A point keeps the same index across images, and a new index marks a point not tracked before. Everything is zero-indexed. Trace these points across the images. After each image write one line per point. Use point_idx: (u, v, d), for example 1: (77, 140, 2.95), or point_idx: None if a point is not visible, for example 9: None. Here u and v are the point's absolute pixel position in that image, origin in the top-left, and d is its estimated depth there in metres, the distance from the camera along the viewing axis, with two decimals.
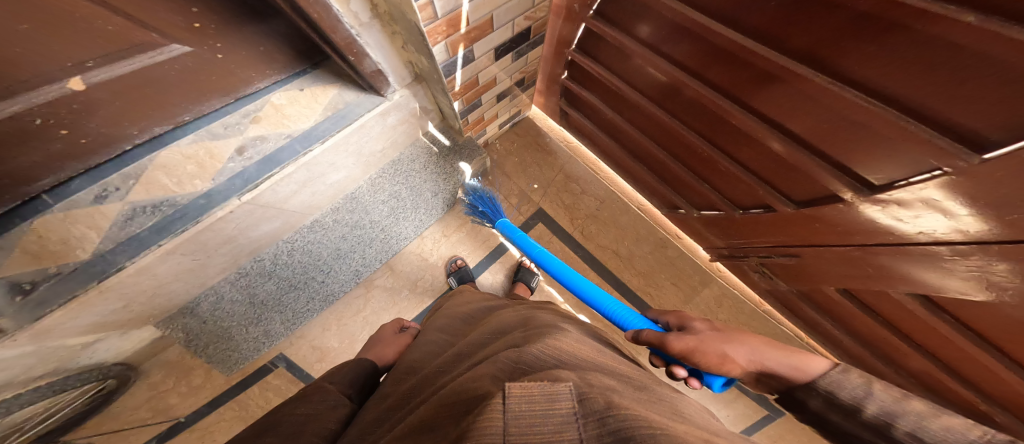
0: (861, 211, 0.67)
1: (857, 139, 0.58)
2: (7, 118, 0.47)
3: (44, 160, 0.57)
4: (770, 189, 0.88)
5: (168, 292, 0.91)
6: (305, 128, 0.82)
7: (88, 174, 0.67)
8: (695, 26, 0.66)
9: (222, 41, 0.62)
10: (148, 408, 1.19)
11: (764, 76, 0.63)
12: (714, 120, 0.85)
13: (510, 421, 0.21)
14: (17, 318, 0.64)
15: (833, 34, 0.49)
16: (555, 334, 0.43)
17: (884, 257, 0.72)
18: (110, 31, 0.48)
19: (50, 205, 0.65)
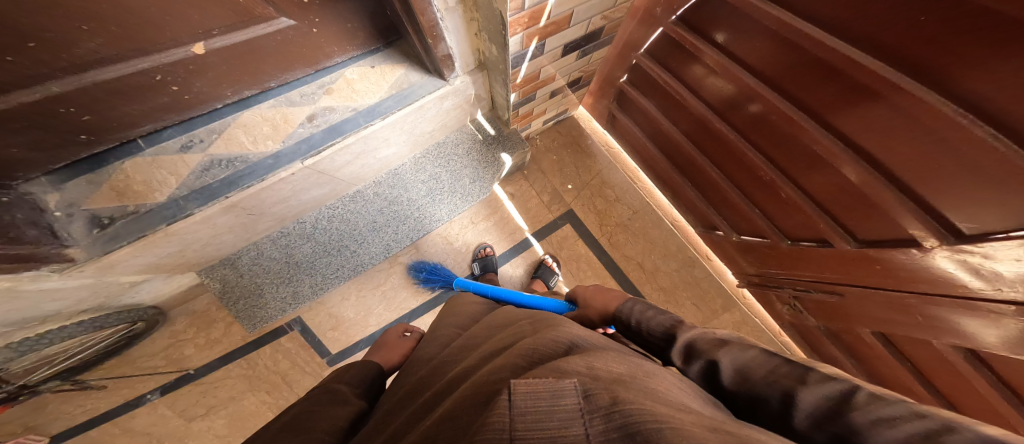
0: (933, 259, 0.68)
1: (941, 168, 0.58)
2: (137, 73, 0.53)
3: (148, 110, 0.61)
4: (833, 223, 0.88)
5: (219, 243, 0.96)
6: (370, 103, 0.84)
7: (181, 125, 0.74)
8: (786, 29, 0.67)
9: (320, 17, 0.66)
10: (162, 356, 1.29)
11: (859, 89, 0.63)
12: (782, 137, 0.85)
13: (516, 420, 0.19)
14: (90, 250, 0.70)
15: (948, 39, 0.47)
16: (560, 323, 0.46)
17: (943, 308, 0.73)
18: (240, 5, 0.54)
19: (142, 148, 0.72)
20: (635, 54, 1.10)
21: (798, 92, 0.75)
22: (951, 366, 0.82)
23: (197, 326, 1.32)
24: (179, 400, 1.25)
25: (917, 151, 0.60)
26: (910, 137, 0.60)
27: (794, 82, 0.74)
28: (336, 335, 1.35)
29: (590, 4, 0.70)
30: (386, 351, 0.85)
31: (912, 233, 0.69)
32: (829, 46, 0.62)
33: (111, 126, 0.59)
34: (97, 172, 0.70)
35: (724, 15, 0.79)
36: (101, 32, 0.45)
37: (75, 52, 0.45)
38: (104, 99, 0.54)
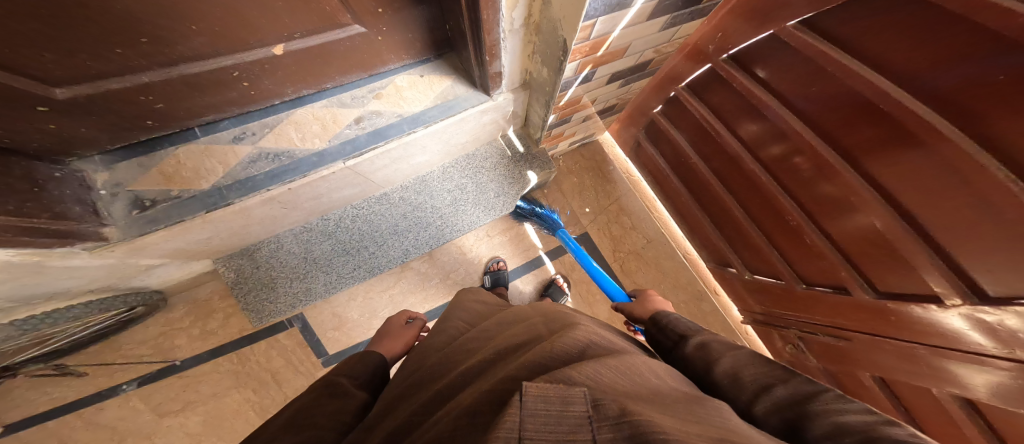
0: (941, 317, 0.73)
1: (976, 216, 0.62)
2: (214, 69, 0.59)
3: (217, 102, 0.68)
4: (855, 272, 0.91)
5: (247, 233, 0.96)
6: (415, 111, 0.86)
7: (236, 118, 0.77)
8: (841, 71, 0.72)
9: (388, 28, 0.71)
10: (151, 345, 1.24)
11: (901, 135, 0.67)
12: (812, 179, 0.90)
13: (525, 422, 0.19)
14: (127, 231, 0.69)
15: (998, 95, 0.53)
16: (576, 324, 0.47)
17: (949, 361, 0.75)
18: (326, 11, 0.58)
19: (197, 136, 0.75)
20: (674, 87, 1.18)
21: (835, 131, 0.80)
22: (948, 416, 0.84)
23: (196, 314, 1.30)
24: (154, 394, 1.20)
25: (953, 202, 0.65)
26: (946, 185, 0.64)
27: (838, 123, 0.78)
28: (337, 335, 1.33)
29: (648, 38, 0.80)
30: (389, 340, 0.86)
31: (936, 290, 0.73)
32: (881, 88, 0.66)
33: (179, 115, 0.66)
34: (151, 156, 0.72)
35: (776, 53, 0.85)
36: (206, 32, 0.51)
37: (174, 49, 0.52)
38: (180, 93, 0.60)
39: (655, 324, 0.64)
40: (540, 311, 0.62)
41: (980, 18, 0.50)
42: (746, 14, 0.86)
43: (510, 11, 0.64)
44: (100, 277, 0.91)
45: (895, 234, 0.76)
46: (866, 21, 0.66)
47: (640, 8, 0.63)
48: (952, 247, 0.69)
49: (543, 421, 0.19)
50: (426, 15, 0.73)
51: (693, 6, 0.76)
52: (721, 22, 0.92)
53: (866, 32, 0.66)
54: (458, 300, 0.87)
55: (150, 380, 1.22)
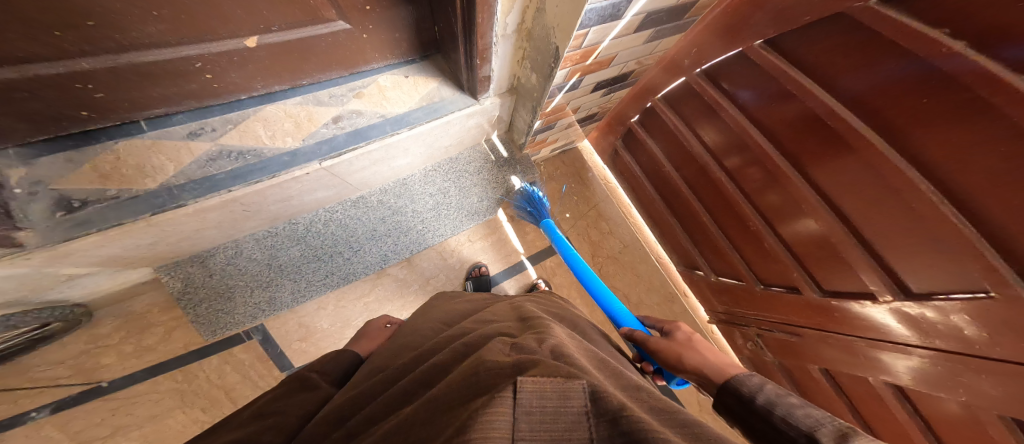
0: (869, 311, 0.84)
1: (900, 227, 0.70)
2: (178, 58, 0.54)
3: (172, 94, 0.61)
4: (805, 273, 0.98)
5: (199, 238, 0.85)
6: (399, 113, 0.82)
7: (192, 112, 0.69)
8: (797, 88, 0.79)
9: (374, 26, 0.68)
10: (69, 366, 1.07)
11: (835, 142, 0.75)
12: (764, 188, 0.98)
13: (520, 414, 0.24)
14: (46, 236, 0.58)
15: (926, 117, 0.60)
16: (542, 328, 0.46)
17: (879, 350, 0.85)
18: (309, 5, 0.57)
19: (143, 131, 0.65)
20: (651, 98, 1.24)
21: (788, 144, 0.87)
22: (881, 403, 0.92)
23: (129, 329, 1.14)
24: (73, 421, 1.03)
25: (880, 205, 0.72)
26: (882, 197, 0.71)
27: (794, 140, 0.85)
28: (304, 346, 1.22)
29: (632, 50, 0.82)
30: (365, 342, 0.80)
31: (871, 287, 0.82)
32: (833, 107, 0.73)
33: (122, 106, 0.58)
34: (80, 151, 0.61)
35: (741, 70, 0.92)
36: (168, 20, 0.48)
37: (128, 34, 0.47)
38: (128, 81, 0.54)
39: (737, 394, 0.42)
40: (517, 312, 0.60)
41: (914, 48, 0.58)
42: (717, 31, 0.91)
43: (504, 17, 0.64)
44: (10, 289, 0.77)
45: (837, 235, 0.83)
46: (823, 44, 0.73)
47: (628, 22, 0.65)
48: (886, 252, 0.76)
49: (536, 410, 0.24)
50: (412, 14, 0.70)
51: (676, 21, 0.79)
52: (696, 39, 0.97)
53: (824, 53, 0.73)
54: (431, 306, 0.83)
55: (66, 406, 1.04)
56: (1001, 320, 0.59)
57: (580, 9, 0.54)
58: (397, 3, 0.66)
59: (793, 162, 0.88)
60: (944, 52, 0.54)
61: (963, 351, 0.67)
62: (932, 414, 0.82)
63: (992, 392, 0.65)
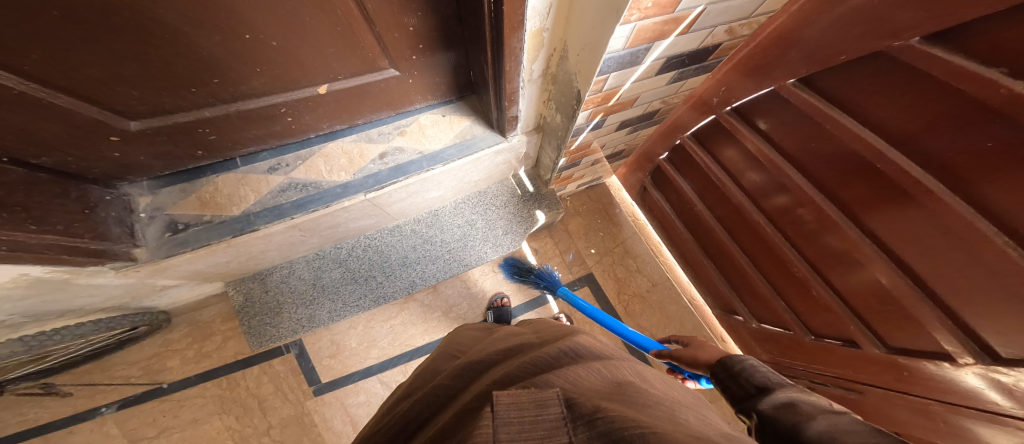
0: (960, 376, 0.72)
1: (970, 271, 0.65)
2: (271, 104, 0.69)
3: (262, 135, 0.77)
4: (862, 325, 0.91)
5: (262, 259, 0.99)
6: (434, 149, 0.93)
7: (273, 151, 0.84)
8: (837, 127, 0.78)
9: (418, 74, 0.80)
10: (141, 366, 1.24)
11: (891, 188, 0.72)
12: (810, 230, 0.94)
13: (499, 431, 0.22)
14: (156, 252, 0.73)
15: (975, 152, 0.58)
16: (575, 333, 0.53)
17: (965, 418, 0.74)
18: (367, 57, 0.68)
19: (238, 166, 0.82)
20: (680, 135, 1.25)
21: (834, 188, 0.84)
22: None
23: (194, 336, 1.30)
24: (130, 419, 1.17)
25: (946, 254, 0.68)
26: (933, 237, 0.69)
27: (832, 176, 0.84)
28: (333, 363, 1.31)
29: (656, 91, 0.88)
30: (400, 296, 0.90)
31: (946, 347, 0.74)
32: (868, 140, 0.73)
33: (225, 146, 0.76)
34: (193, 182, 0.79)
35: (772, 104, 0.92)
36: (266, 74, 0.62)
37: (238, 87, 0.62)
38: (233, 124, 0.70)
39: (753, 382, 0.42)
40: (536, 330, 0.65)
41: (971, 89, 0.55)
42: (747, 71, 0.91)
43: (531, 63, 0.73)
44: (116, 296, 0.93)
45: (900, 289, 0.78)
46: (858, 81, 0.72)
47: (648, 66, 0.71)
48: (952, 301, 0.71)
49: (514, 421, 0.23)
50: (451, 61, 0.81)
51: (699, 63, 0.83)
52: (724, 78, 0.97)
53: (857, 88, 0.73)
54: (457, 333, 0.85)
55: (133, 402, 1.19)
56: None
57: (598, 58, 0.61)
58: (438, 50, 0.76)
59: (844, 209, 0.85)
60: (1004, 92, 0.51)
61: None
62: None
63: None
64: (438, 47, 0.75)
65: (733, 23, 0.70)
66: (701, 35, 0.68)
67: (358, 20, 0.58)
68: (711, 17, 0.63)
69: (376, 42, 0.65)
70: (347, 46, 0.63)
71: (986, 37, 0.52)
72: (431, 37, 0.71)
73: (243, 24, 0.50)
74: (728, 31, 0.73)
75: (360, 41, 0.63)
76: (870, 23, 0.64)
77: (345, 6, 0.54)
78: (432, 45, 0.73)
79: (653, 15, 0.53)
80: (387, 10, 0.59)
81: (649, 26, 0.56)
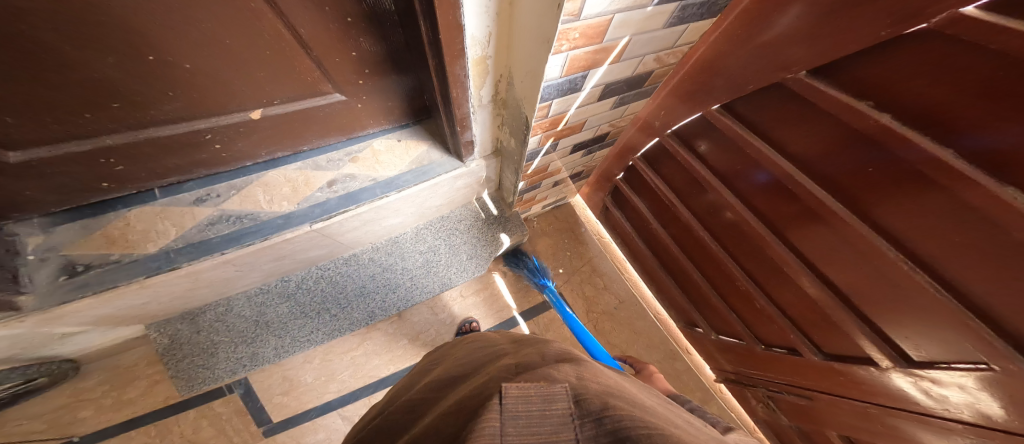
0: (890, 378, 0.77)
1: (880, 287, 0.71)
2: (190, 130, 0.62)
3: (183, 163, 0.70)
4: (802, 336, 0.96)
5: (193, 297, 0.88)
6: (389, 176, 0.89)
7: (202, 180, 0.76)
8: (756, 153, 0.81)
9: (368, 97, 0.77)
10: (45, 420, 1.04)
11: (806, 210, 0.78)
12: (747, 247, 1.00)
13: (506, 421, 0.27)
14: (45, 300, 0.62)
15: (865, 183, 0.64)
16: (543, 342, 0.55)
17: (901, 419, 0.79)
18: (306, 80, 0.64)
19: (156, 198, 0.73)
20: (631, 157, 1.25)
21: (763, 206, 0.89)
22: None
23: (112, 384, 1.11)
24: None
25: (857, 270, 0.73)
26: (843, 252, 0.74)
27: (759, 197, 0.89)
28: (285, 400, 1.18)
29: (601, 116, 0.91)
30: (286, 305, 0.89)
31: (869, 353, 0.79)
32: (779, 165, 0.77)
33: (139, 176, 0.68)
34: (97, 218, 0.69)
35: (709, 131, 0.92)
36: (182, 98, 0.56)
37: (146, 112, 0.56)
38: (146, 153, 0.63)
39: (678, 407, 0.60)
40: (507, 338, 0.68)
41: (849, 120, 0.60)
42: (681, 97, 0.90)
43: (478, 89, 0.74)
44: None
45: (823, 300, 0.83)
46: (767, 110, 0.76)
47: (589, 93, 0.74)
48: (872, 314, 0.76)
49: (521, 415, 0.28)
50: (402, 85, 0.79)
51: (637, 89, 0.87)
52: (661, 102, 0.96)
53: (770, 119, 0.76)
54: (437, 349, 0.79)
55: None
56: (1013, 398, 0.56)
57: (538, 85, 0.63)
58: (388, 76, 0.74)
59: (771, 227, 0.90)
60: (874, 123, 0.56)
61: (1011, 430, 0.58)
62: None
63: None
64: (386, 72, 0.73)
65: (659, 53, 0.73)
66: (632, 63, 0.71)
67: (290, 43, 0.55)
68: (639, 46, 0.66)
69: (314, 67, 0.62)
70: (279, 70, 0.60)
71: (860, 75, 0.56)
72: (378, 63, 0.70)
73: (151, 47, 0.46)
74: (655, 60, 0.76)
75: (297, 64, 0.60)
76: (770, 58, 0.66)
77: (273, 30, 0.52)
78: (381, 69, 0.71)
79: (583, 45, 0.56)
80: (325, 35, 0.57)
81: (582, 55, 0.59)
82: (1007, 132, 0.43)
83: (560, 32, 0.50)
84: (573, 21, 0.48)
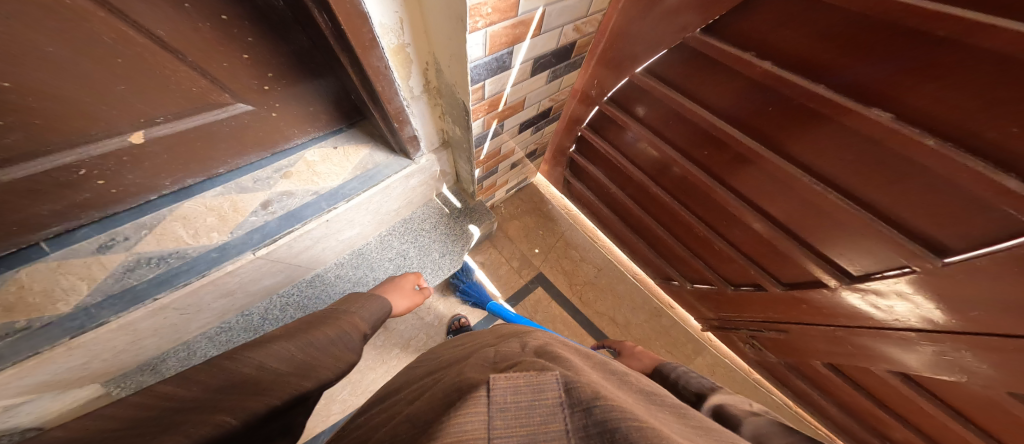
0: (842, 297, 0.78)
1: (810, 216, 0.73)
2: (55, 167, 0.54)
3: (65, 208, 0.61)
4: (761, 270, 0.98)
5: (139, 348, 0.81)
6: (333, 186, 0.83)
7: (100, 224, 0.68)
8: (678, 106, 0.78)
9: (281, 103, 0.70)
10: None
11: (739, 156, 0.77)
12: (693, 193, 0.99)
13: (493, 411, 0.25)
14: None
15: (783, 122, 0.63)
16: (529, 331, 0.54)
17: (866, 338, 0.82)
18: (192, 92, 0.58)
19: (46, 252, 0.64)
20: (579, 127, 1.18)
21: (698, 155, 0.88)
22: (895, 389, 0.90)
23: None
24: None
25: (795, 207, 0.74)
26: (775, 189, 0.75)
27: (696, 149, 0.87)
28: None
29: (538, 91, 0.86)
30: (398, 295, 1.00)
31: (817, 275, 0.81)
32: (702, 116, 0.75)
33: (12, 230, 0.58)
34: None
35: (642, 95, 0.88)
36: (20, 126, 0.47)
37: None
38: (13, 203, 0.54)
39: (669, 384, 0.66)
40: (497, 332, 0.65)
41: (740, 69, 0.61)
42: (607, 65, 0.85)
43: (405, 80, 0.68)
44: None
45: (769, 234, 0.84)
46: (675, 66, 0.74)
47: (520, 70, 0.69)
48: (815, 242, 0.77)
49: (508, 405, 0.26)
50: (323, 88, 0.73)
51: (567, 61, 0.82)
52: (593, 73, 0.90)
53: (685, 75, 0.73)
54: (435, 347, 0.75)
55: None
56: (960, 300, 0.58)
57: (465, 67, 0.58)
58: (299, 80, 0.68)
59: (710, 173, 0.88)
60: (759, 70, 0.58)
61: (971, 331, 0.60)
62: (954, 396, 0.79)
63: (976, 365, 0.64)
64: (295, 77, 0.67)
65: (576, 23, 0.68)
66: (553, 36, 0.66)
67: (151, 48, 0.49)
68: (555, 17, 0.61)
69: (197, 75, 0.56)
70: (151, 83, 0.53)
71: (738, 28, 0.58)
72: (282, 66, 0.63)
73: None
74: (575, 30, 0.71)
75: (168, 74, 0.53)
76: (666, 22, 0.65)
77: (116, 34, 0.45)
78: (285, 71, 0.64)
79: (499, 20, 0.52)
80: (196, 35, 0.50)
81: (500, 31, 0.55)
82: (864, 66, 0.47)
83: (470, 7, 0.46)
84: None
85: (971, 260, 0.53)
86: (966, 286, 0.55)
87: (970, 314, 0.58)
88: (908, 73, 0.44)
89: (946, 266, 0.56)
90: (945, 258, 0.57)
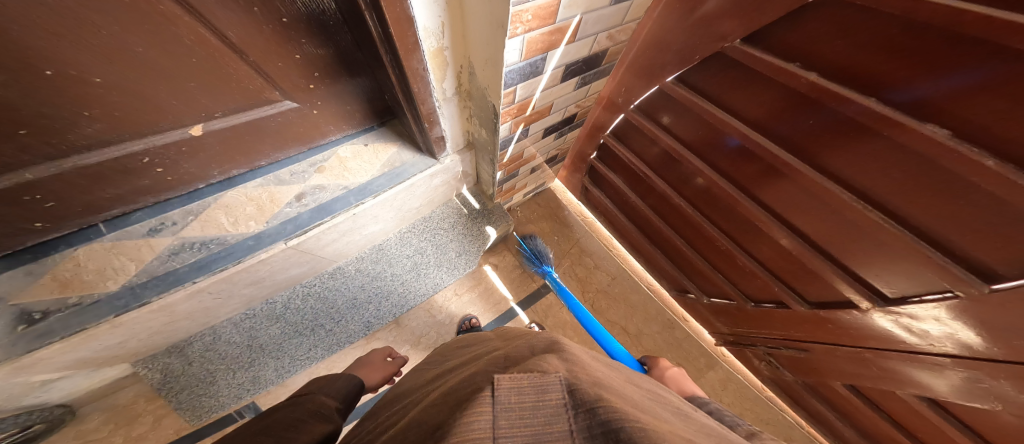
0: (873, 320, 0.78)
1: (848, 235, 0.72)
2: (124, 155, 0.58)
3: (127, 192, 0.65)
4: (785, 286, 0.96)
5: (172, 329, 0.84)
6: (362, 182, 0.86)
7: (153, 208, 0.72)
8: (710, 117, 0.79)
9: (322, 101, 0.73)
10: None
11: (770, 169, 0.77)
12: (717, 206, 0.99)
13: (498, 413, 0.23)
14: (8, 351, 0.58)
15: (823, 134, 0.63)
16: (521, 334, 0.56)
17: (895, 361, 0.80)
18: (249, 89, 0.61)
19: (103, 233, 0.68)
20: (602, 135, 1.19)
21: (726, 167, 0.87)
22: (922, 417, 0.87)
23: (114, 426, 0.99)
24: None
25: (830, 224, 0.73)
26: (808, 205, 0.75)
27: (725, 161, 0.86)
28: None
29: (566, 97, 0.88)
30: (367, 371, 0.95)
31: (850, 297, 0.80)
32: (737, 128, 0.75)
33: (77, 211, 0.62)
34: (41, 263, 0.63)
35: (670, 104, 0.89)
36: (101, 116, 0.51)
37: (66, 138, 0.51)
38: (79, 186, 0.58)
39: None
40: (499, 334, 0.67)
41: (783, 80, 0.61)
42: (638, 72, 0.86)
43: (440, 82, 0.71)
44: None
45: (797, 249, 0.83)
46: (709, 76, 0.74)
47: (551, 75, 0.71)
48: (846, 259, 0.76)
49: (513, 404, 0.24)
50: (362, 87, 0.76)
51: (597, 67, 0.83)
52: (621, 80, 0.91)
53: (720, 86, 0.74)
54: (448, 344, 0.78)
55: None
56: (999, 327, 0.57)
57: (500, 71, 0.60)
58: (341, 78, 0.71)
59: (737, 185, 0.88)
60: (805, 81, 0.58)
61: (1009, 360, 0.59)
62: (987, 428, 0.76)
63: (1014, 396, 0.62)
64: (338, 75, 0.70)
65: (611, 30, 0.70)
66: (587, 43, 0.68)
67: (220, 50, 0.52)
68: (591, 24, 0.63)
69: (255, 74, 0.59)
70: (215, 82, 0.57)
71: (783, 39, 0.59)
72: (328, 65, 0.66)
73: (65, 62, 0.42)
74: (609, 38, 0.72)
75: (232, 72, 0.57)
76: (705, 31, 0.66)
77: (194, 36, 0.48)
78: (330, 70, 0.68)
79: (537, 27, 0.54)
80: (260, 37, 0.54)
81: (538, 37, 0.57)
82: (915, 79, 0.47)
83: (513, 15, 0.48)
84: (523, 2, 0.46)
85: (1018, 288, 0.51)
86: (1006, 312, 0.54)
87: (1010, 342, 0.57)
88: (968, 86, 0.44)
89: (994, 293, 0.55)
90: (993, 284, 0.55)
